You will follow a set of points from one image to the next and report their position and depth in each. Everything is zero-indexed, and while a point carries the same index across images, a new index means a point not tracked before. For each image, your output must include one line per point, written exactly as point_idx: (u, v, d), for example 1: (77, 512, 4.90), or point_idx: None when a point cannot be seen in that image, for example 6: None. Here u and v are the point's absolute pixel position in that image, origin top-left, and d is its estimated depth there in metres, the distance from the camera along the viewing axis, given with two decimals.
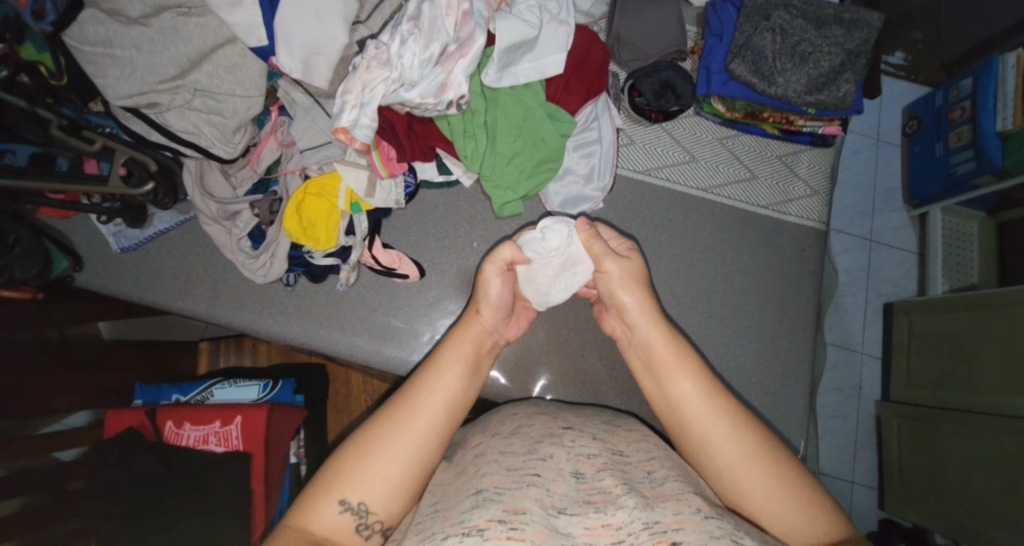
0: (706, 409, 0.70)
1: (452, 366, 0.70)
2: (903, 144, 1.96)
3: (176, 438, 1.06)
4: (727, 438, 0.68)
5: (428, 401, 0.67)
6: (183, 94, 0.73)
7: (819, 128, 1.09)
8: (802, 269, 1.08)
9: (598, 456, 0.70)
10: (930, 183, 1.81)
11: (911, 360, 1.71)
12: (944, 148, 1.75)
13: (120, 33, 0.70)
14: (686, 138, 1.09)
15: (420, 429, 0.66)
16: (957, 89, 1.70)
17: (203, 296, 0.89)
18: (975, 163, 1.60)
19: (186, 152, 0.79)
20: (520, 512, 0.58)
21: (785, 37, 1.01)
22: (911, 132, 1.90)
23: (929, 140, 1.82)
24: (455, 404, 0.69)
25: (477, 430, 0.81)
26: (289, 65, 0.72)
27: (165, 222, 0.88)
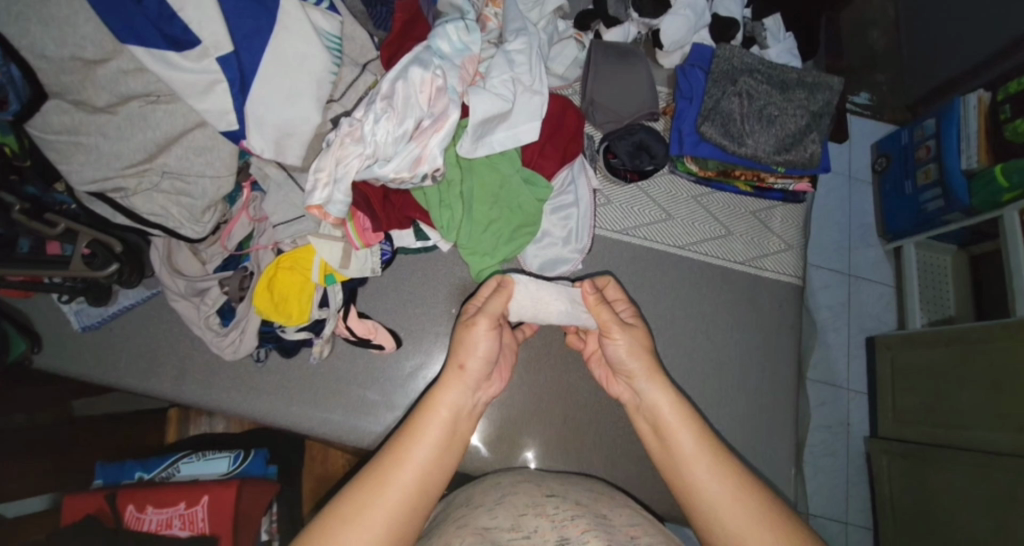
0: (692, 445, 0.69)
1: (435, 431, 0.68)
2: (874, 182, 2.02)
3: (138, 523, 0.98)
4: (711, 478, 0.67)
5: (408, 467, 0.64)
6: (150, 177, 0.72)
7: (790, 185, 1.12)
8: (782, 322, 1.08)
9: (581, 519, 0.71)
10: (902, 218, 1.86)
11: (896, 395, 1.71)
12: (914, 185, 1.81)
13: (85, 120, 0.68)
14: (661, 197, 1.11)
15: (398, 493, 0.62)
16: (923, 128, 1.77)
17: (169, 374, 0.85)
18: (943, 202, 1.66)
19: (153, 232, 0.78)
20: None
21: (751, 101, 1.05)
22: (881, 169, 1.96)
23: (898, 178, 1.89)
24: (435, 473, 0.66)
25: (462, 502, 0.82)
26: (260, 146, 0.72)
27: (130, 298, 0.85)
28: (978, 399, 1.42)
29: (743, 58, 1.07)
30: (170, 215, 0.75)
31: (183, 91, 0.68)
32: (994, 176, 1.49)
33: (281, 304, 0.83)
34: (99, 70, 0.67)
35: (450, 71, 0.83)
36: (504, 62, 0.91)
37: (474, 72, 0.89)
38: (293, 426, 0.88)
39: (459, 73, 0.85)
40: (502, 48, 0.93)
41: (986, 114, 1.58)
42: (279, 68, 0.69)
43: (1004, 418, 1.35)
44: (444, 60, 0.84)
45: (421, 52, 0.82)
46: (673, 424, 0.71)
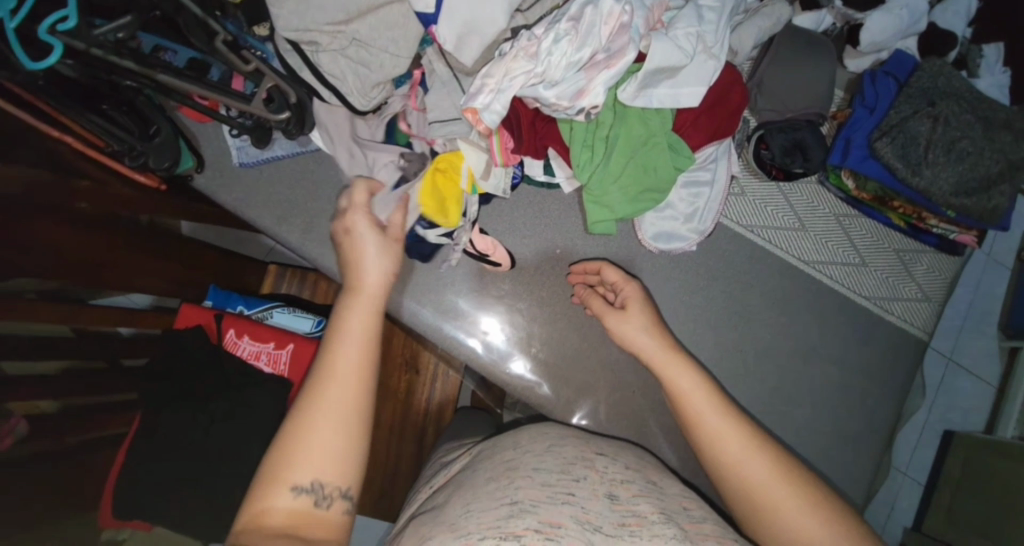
0: (698, 388, 0.73)
1: (359, 313, 0.68)
2: (1016, 267, 1.80)
3: (233, 348, 1.11)
4: (726, 430, 0.68)
5: (344, 356, 0.64)
6: (341, 40, 0.76)
7: (953, 233, 1.01)
8: (886, 372, 1.00)
9: (631, 483, 0.71)
10: None
11: (956, 496, 1.58)
12: None
13: None
14: (800, 205, 1.04)
15: (342, 382, 0.63)
16: None
17: (299, 227, 0.94)
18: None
19: (324, 93, 0.83)
20: (555, 525, 0.59)
21: (945, 128, 0.94)
22: None
23: None
24: (369, 352, 0.66)
25: (506, 444, 0.81)
26: (447, 38, 0.74)
27: (284, 149, 0.93)
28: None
29: (953, 80, 0.96)
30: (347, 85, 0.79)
31: None
32: None
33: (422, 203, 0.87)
34: None
35: (639, 9, 0.80)
36: (694, 16, 0.86)
37: (659, 18, 0.85)
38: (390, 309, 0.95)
39: (647, 14, 0.81)
40: (694, 1, 0.88)
41: None
42: None
43: None
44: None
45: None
46: (692, 393, 0.72)
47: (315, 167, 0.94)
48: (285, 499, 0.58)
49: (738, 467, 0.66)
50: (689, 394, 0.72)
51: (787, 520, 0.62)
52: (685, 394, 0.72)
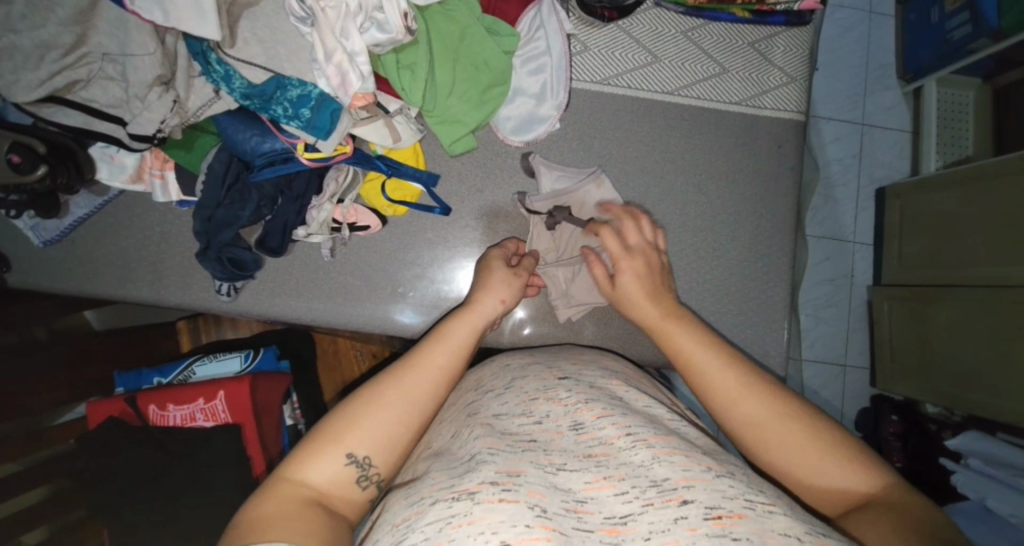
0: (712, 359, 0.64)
1: (466, 328, 0.68)
2: (897, 14, 1.81)
3: (163, 420, 1.06)
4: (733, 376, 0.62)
5: (423, 378, 0.60)
6: (93, 62, 0.65)
7: (794, 4, 0.97)
8: (781, 166, 1.00)
9: (598, 401, 0.58)
10: (924, 52, 1.69)
11: (902, 241, 1.64)
12: (941, 12, 1.62)
13: None
14: (645, 36, 0.97)
15: (419, 382, 0.60)
16: None
17: (145, 280, 0.84)
18: (971, 27, 1.49)
19: (129, 141, 0.71)
20: (514, 473, 0.48)
21: None
22: None
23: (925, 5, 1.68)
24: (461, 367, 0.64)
25: (470, 387, 0.68)
26: (151, 10, 0.58)
27: (83, 207, 0.81)
28: (986, 234, 1.36)
29: None
30: (162, 119, 0.68)
31: None
32: None
33: (370, 190, 0.86)
34: None
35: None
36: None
37: None
38: (285, 317, 0.87)
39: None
40: None
41: None
42: None
43: (1015, 251, 1.29)
44: None
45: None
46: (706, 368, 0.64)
47: (129, 211, 0.83)
48: (336, 467, 0.55)
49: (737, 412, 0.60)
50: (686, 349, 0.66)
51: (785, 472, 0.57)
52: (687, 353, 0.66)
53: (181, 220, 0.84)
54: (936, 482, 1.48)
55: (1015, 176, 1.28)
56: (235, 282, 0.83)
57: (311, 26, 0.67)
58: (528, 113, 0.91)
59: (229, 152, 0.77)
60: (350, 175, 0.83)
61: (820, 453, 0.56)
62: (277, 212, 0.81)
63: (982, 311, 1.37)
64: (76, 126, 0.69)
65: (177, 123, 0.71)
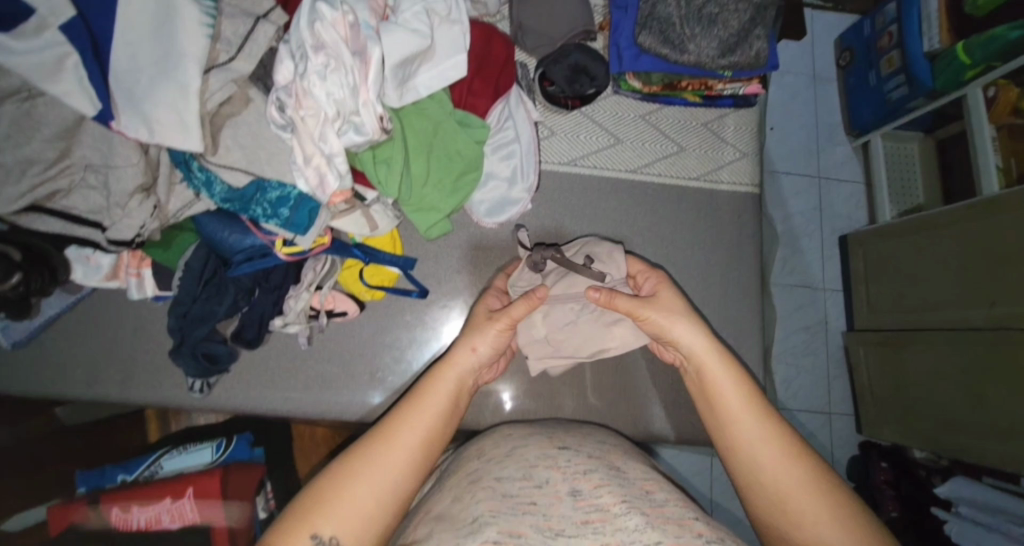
0: (731, 387, 0.70)
1: (440, 392, 0.71)
2: (839, 78, 1.97)
3: (125, 524, 0.99)
4: (744, 411, 0.69)
5: (405, 446, 0.64)
6: (76, 173, 0.68)
7: (740, 89, 1.07)
8: (742, 233, 1.05)
9: (596, 471, 0.57)
10: (867, 112, 1.82)
11: (869, 287, 1.71)
12: (878, 75, 1.74)
13: None
14: (607, 120, 1.05)
15: (395, 453, 0.63)
16: (884, 14, 1.68)
17: (114, 378, 0.82)
18: (907, 89, 1.58)
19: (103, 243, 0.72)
20: (514, 536, 0.47)
21: (688, 3, 0.97)
22: (845, 63, 1.92)
23: (862, 71, 1.83)
24: (432, 434, 0.67)
25: (470, 456, 0.67)
26: (135, 127, 0.60)
27: (54, 307, 0.80)
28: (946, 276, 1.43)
29: None
30: (142, 224, 0.69)
31: (28, 75, 0.55)
32: (955, 54, 1.41)
33: (348, 276, 0.87)
34: None
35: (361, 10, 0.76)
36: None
37: (383, 5, 0.79)
38: (259, 409, 0.85)
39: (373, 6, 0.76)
40: None
41: None
42: (141, 34, 0.59)
43: (975, 292, 1.35)
44: None
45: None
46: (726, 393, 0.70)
47: (102, 308, 0.83)
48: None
49: (749, 449, 0.66)
50: (716, 378, 0.71)
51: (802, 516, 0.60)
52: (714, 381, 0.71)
53: (156, 315, 0.83)
54: (932, 533, 1.46)
55: (966, 221, 1.37)
56: (208, 378, 0.81)
57: (290, 132, 0.71)
58: (501, 195, 0.95)
59: (207, 249, 0.79)
60: (328, 264, 0.85)
61: (809, 482, 0.62)
62: (253, 306, 0.81)
63: (952, 351, 1.41)
64: (54, 232, 0.71)
65: (156, 226, 0.72)
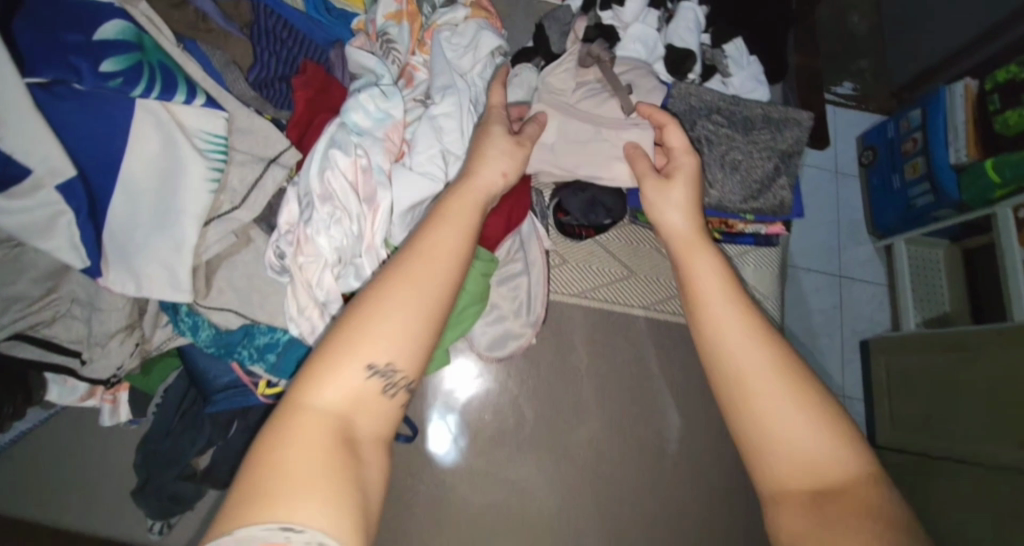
0: (742, 334, 0.57)
1: (445, 248, 0.54)
2: (861, 175, 1.77)
3: None
4: (737, 343, 0.57)
5: (396, 312, 0.50)
6: (61, 305, 0.65)
7: (762, 229, 1.03)
8: None
9: None
10: (889, 213, 1.63)
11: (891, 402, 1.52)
12: (901, 180, 1.57)
13: None
14: (622, 251, 1.01)
15: (387, 333, 0.49)
16: (907, 119, 1.53)
17: (77, 502, 0.78)
18: (932, 198, 1.45)
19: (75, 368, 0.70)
20: None
21: (712, 147, 0.94)
22: (866, 163, 1.72)
23: (884, 173, 1.65)
24: (425, 325, 0.51)
25: None
26: (124, 283, 0.58)
27: (23, 423, 0.77)
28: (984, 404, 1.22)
29: (703, 96, 0.97)
30: (118, 365, 0.66)
31: (20, 233, 0.53)
32: (986, 170, 1.30)
33: None
34: None
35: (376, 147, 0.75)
36: (453, 133, 0.79)
37: (399, 143, 0.77)
38: None
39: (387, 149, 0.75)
40: (428, 112, 0.81)
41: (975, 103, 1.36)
42: (142, 189, 0.57)
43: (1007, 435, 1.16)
44: (363, 136, 0.73)
45: (336, 138, 0.71)
46: (724, 320, 0.58)
47: (76, 425, 0.80)
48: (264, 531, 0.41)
49: (735, 396, 0.55)
50: (723, 320, 0.58)
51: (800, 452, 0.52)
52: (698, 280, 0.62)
53: (128, 437, 0.80)
54: None
55: (1004, 352, 1.19)
56: (168, 519, 0.78)
57: (286, 277, 0.68)
58: (502, 326, 0.92)
59: (190, 379, 0.75)
60: None
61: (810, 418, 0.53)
62: (229, 444, 0.76)
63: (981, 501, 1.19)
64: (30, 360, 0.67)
65: (135, 361, 0.69)
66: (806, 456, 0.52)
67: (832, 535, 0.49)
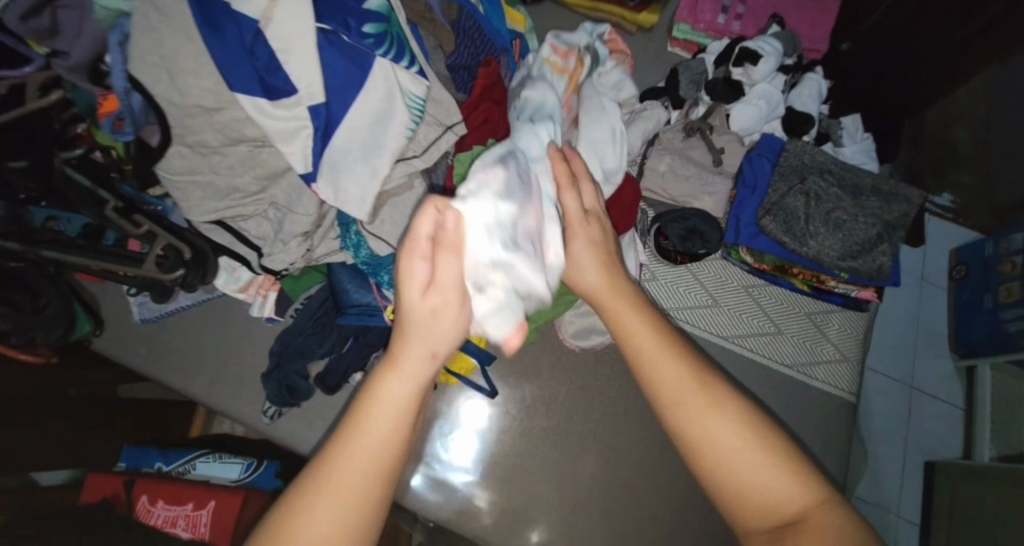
0: (678, 377, 0.59)
1: (394, 405, 0.48)
2: (950, 290, 1.68)
3: (145, 516, 1.03)
4: (671, 378, 0.59)
5: (358, 458, 0.46)
6: (262, 205, 0.79)
7: (853, 291, 1.06)
8: (820, 444, 1.00)
9: None
10: (975, 332, 1.57)
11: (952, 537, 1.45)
12: (995, 300, 1.52)
13: (201, 163, 0.72)
14: (711, 283, 1.07)
15: (342, 502, 0.45)
16: (1008, 240, 1.49)
17: (207, 377, 0.91)
18: None
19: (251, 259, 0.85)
20: None
21: (818, 202, 1.01)
22: (958, 278, 1.64)
23: (978, 289, 1.58)
24: (382, 474, 0.47)
25: None
26: (327, 191, 0.72)
27: (187, 299, 0.92)
28: None
29: (816, 157, 1.05)
30: (290, 261, 0.81)
31: (273, 134, 0.68)
32: None
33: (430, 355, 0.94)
34: (215, 116, 0.68)
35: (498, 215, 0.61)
36: (586, 141, 0.90)
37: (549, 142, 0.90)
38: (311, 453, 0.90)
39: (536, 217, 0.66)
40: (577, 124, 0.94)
41: None
42: (364, 122, 0.70)
43: None
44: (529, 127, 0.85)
45: (505, 155, 0.63)
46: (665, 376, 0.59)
47: (223, 313, 0.94)
48: None
49: (676, 436, 0.57)
50: (659, 372, 0.59)
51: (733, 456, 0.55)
52: (636, 343, 0.61)
53: (262, 333, 0.93)
54: None
55: None
56: (281, 407, 0.87)
57: None
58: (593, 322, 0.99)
59: (329, 294, 0.88)
60: None
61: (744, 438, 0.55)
62: (344, 356, 0.87)
63: None
64: (223, 244, 0.83)
65: (297, 264, 0.83)
66: (773, 494, 0.54)
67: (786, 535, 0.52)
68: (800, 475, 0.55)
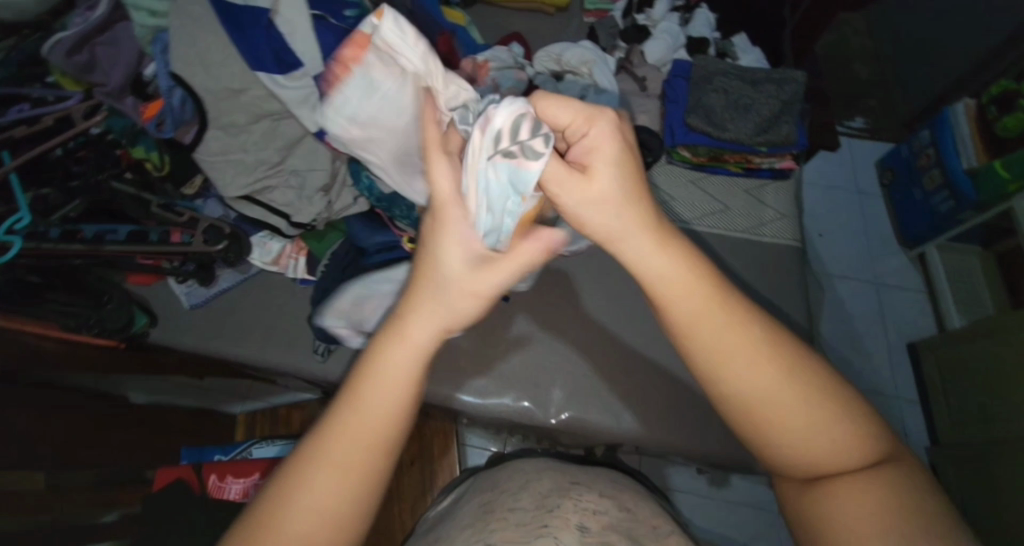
0: (743, 344, 0.49)
1: (387, 375, 0.49)
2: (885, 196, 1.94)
3: (218, 491, 1.08)
4: (736, 349, 0.49)
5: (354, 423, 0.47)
6: (283, 175, 0.95)
7: (776, 163, 1.27)
8: (790, 296, 1.15)
9: (607, 512, 0.69)
10: (917, 221, 1.77)
11: (949, 397, 1.54)
12: (923, 191, 1.74)
13: (231, 141, 0.89)
14: (663, 183, 1.27)
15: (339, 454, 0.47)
16: (918, 139, 1.72)
17: (257, 340, 1.03)
18: (953, 201, 1.59)
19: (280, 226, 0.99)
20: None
21: (727, 95, 1.24)
22: (888, 182, 1.90)
23: (907, 187, 1.82)
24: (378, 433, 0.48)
25: (489, 485, 0.83)
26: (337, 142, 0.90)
27: (228, 280, 1.06)
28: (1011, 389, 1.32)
29: (717, 64, 1.27)
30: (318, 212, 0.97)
31: (288, 101, 0.86)
32: (994, 168, 1.45)
33: None
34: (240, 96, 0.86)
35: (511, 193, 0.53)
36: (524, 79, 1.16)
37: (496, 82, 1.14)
38: None
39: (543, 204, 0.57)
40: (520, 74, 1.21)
41: (975, 119, 1.56)
42: None
43: None
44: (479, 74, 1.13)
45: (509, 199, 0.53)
46: (727, 349, 0.49)
47: (260, 287, 1.07)
48: None
49: (740, 414, 0.50)
50: (724, 348, 0.49)
51: (799, 429, 0.49)
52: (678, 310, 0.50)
53: (298, 295, 1.07)
54: None
55: None
56: (329, 343, 1.01)
57: None
58: None
59: (351, 243, 1.04)
60: None
61: (819, 405, 0.49)
62: None
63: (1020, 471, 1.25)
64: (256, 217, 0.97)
65: (322, 216, 1.00)
66: (835, 459, 0.50)
67: (847, 497, 0.49)
68: (866, 439, 0.50)
